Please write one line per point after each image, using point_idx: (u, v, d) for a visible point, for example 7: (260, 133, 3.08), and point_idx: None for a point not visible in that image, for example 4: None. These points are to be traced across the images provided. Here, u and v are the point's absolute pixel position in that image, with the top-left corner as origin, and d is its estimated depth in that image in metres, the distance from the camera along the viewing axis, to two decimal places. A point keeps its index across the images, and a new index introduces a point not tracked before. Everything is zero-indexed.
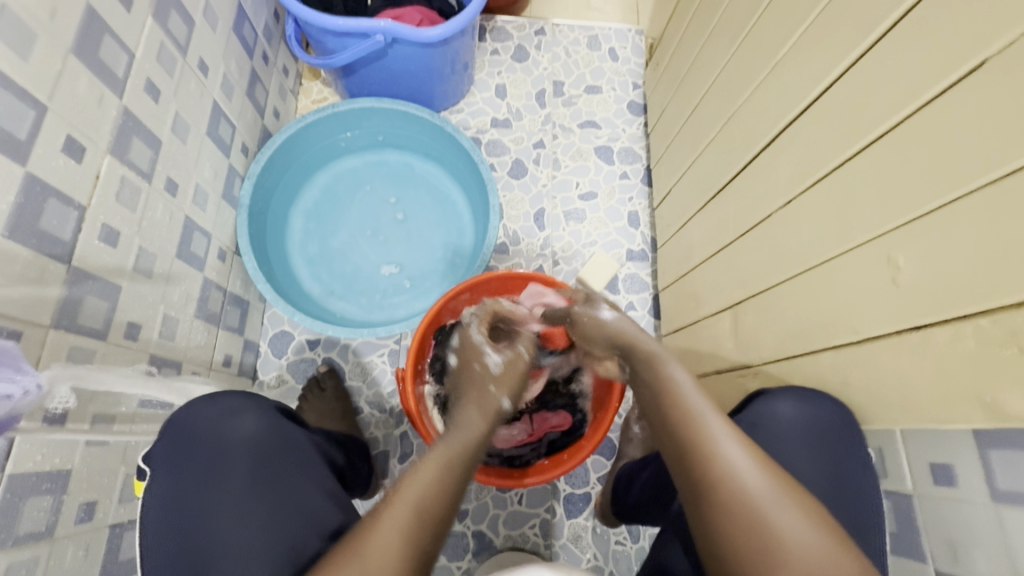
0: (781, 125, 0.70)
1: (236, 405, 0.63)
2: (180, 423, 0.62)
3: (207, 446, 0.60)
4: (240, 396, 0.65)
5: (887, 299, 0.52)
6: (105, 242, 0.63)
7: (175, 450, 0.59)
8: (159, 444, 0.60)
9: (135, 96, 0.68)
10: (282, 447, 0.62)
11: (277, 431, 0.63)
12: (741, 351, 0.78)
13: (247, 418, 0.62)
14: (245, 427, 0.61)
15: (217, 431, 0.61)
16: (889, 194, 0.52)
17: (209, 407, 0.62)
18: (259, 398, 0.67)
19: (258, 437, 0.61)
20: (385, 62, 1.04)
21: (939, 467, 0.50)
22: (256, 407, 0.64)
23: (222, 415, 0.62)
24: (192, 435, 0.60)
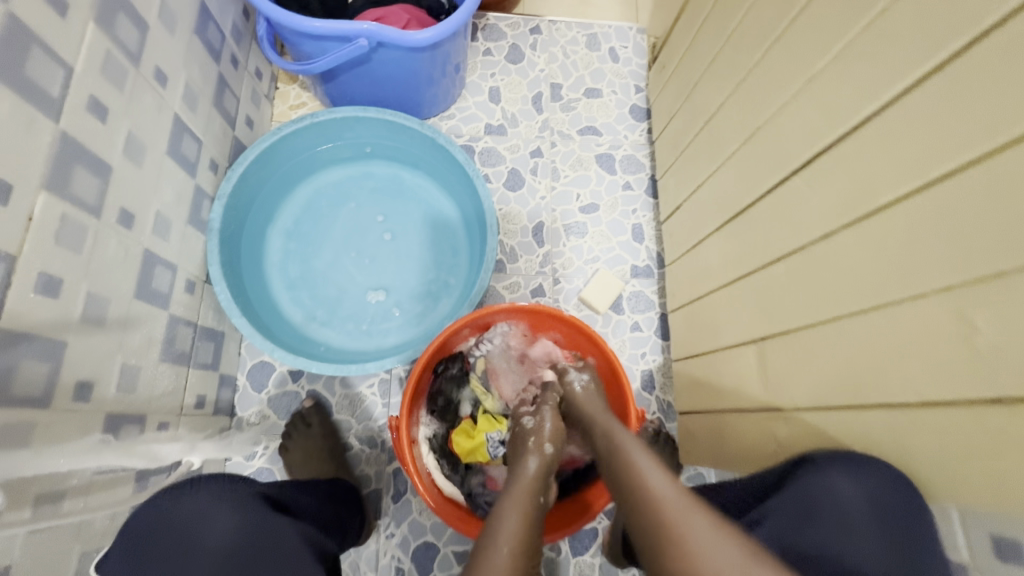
0: (818, 149, 0.63)
1: (209, 502, 0.51)
2: (149, 524, 0.50)
3: (177, 552, 0.47)
4: (218, 487, 0.53)
5: (958, 361, 0.46)
6: (43, 294, 0.53)
7: (128, 562, 0.48)
8: (117, 549, 0.49)
9: (77, 118, 0.58)
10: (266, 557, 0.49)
11: (258, 533, 0.50)
12: (769, 391, 0.72)
13: (223, 522, 0.50)
14: (219, 533, 0.49)
15: (183, 539, 0.48)
16: (960, 242, 0.45)
17: (187, 502, 0.51)
18: (238, 487, 0.55)
19: (233, 547, 0.48)
20: (368, 67, 0.94)
21: (1002, 542, 0.45)
22: (234, 504, 0.52)
23: (191, 516, 0.50)
24: (157, 538, 0.48)
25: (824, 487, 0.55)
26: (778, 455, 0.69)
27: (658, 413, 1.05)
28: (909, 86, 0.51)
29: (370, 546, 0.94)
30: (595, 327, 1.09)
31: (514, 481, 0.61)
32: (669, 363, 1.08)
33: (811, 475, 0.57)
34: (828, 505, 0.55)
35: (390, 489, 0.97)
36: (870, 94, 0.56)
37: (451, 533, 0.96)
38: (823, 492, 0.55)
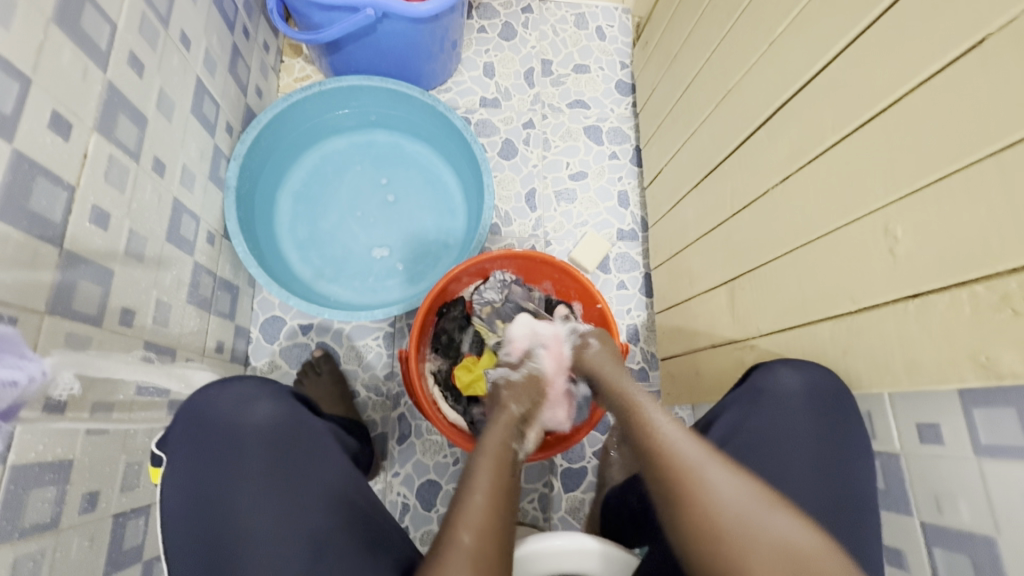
0: (776, 104, 0.72)
1: (251, 392, 0.63)
2: (202, 407, 0.61)
3: (228, 430, 0.60)
4: (255, 381, 0.65)
5: (884, 269, 0.55)
6: (95, 224, 0.61)
7: (189, 435, 0.60)
8: (176, 426, 0.61)
9: (119, 71, 0.65)
10: (301, 436, 0.61)
11: (294, 418, 0.62)
12: (737, 324, 0.81)
13: (265, 407, 0.62)
14: (261, 416, 0.61)
15: (233, 419, 0.60)
16: (886, 169, 0.54)
17: (227, 392, 0.62)
18: (273, 384, 0.66)
19: (275, 426, 0.61)
20: (372, 39, 1.01)
21: (925, 427, 0.56)
22: (272, 395, 0.64)
23: (237, 402, 0.62)
24: (209, 419, 0.60)
25: (772, 378, 0.68)
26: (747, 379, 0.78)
27: (643, 363, 1.14)
28: (848, 43, 0.60)
29: (377, 484, 1.01)
30: None
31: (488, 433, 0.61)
32: (652, 318, 1.17)
33: (760, 372, 0.69)
34: (774, 394, 0.67)
35: (395, 432, 1.04)
36: (818, 52, 0.64)
37: (452, 472, 1.03)
38: (769, 383, 0.67)
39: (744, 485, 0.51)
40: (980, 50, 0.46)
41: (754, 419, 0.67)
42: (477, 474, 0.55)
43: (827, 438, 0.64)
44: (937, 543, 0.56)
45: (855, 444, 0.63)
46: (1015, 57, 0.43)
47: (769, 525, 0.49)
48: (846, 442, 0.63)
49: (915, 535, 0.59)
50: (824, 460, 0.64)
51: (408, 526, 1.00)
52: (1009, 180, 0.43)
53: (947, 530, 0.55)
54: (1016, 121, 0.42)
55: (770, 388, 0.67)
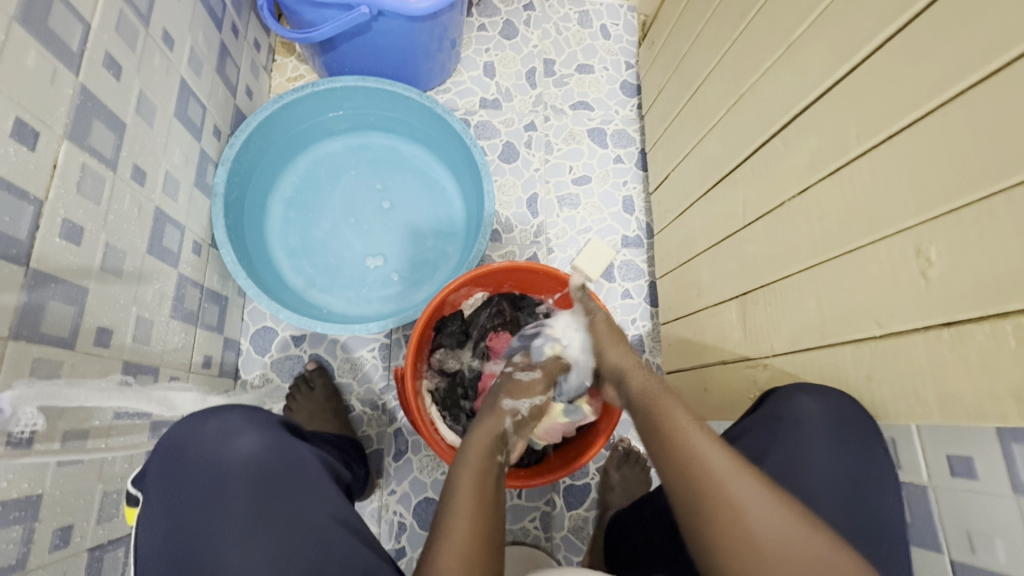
0: (794, 111, 0.68)
1: (235, 423, 0.59)
2: (183, 442, 0.57)
3: (208, 467, 0.55)
4: (240, 411, 0.61)
5: (915, 293, 0.51)
6: (67, 239, 0.56)
7: (167, 475, 0.56)
8: (154, 463, 0.57)
9: (93, 73, 0.60)
10: (289, 471, 0.57)
11: (281, 450, 0.58)
12: (749, 342, 0.77)
13: (249, 439, 0.57)
14: (245, 448, 0.56)
15: (215, 454, 0.56)
16: (919, 185, 0.50)
17: (210, 424, 0.58)
18: (258, 413, 0.63)
19: (259, 460, 0.56)
20: (367, 37, 0.97)
21: (956, 459, 0.52)
22: (258, 425, 0.59)
23: (220, 435, 0.57)
24: (188, 455, 0.56)
25: (789, 408, 0.63)
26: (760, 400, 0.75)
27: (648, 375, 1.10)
28: (877, 47, 0.56)
29: (372, 503, 0.97)
30: None
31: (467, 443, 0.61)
32: (657, 328, 1.13)
33: (778, 399, 0.65)
34: (793, 426, 0.62)
35: (391, 449, 1.00)
36: (842, 56, 0.60)
37: None
38: (788, 414, 0.63)
39: (753, 486, 0.48)
40: None
41: (773, 450, 0.63)
42: (456, 502, 0.53)
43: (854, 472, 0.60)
44: None
45: (882, 475, 0.58)
46: None
47: (774, 530, 0.46)
48: (871, 475, 0.59)
49: (944, 572, 0.55)
50: (851, 497, 0.59)
51: (404, 546, 0.96)
52: None
53: (981, 571, 0.51)
54: None
55: (792, 419, 0.62)
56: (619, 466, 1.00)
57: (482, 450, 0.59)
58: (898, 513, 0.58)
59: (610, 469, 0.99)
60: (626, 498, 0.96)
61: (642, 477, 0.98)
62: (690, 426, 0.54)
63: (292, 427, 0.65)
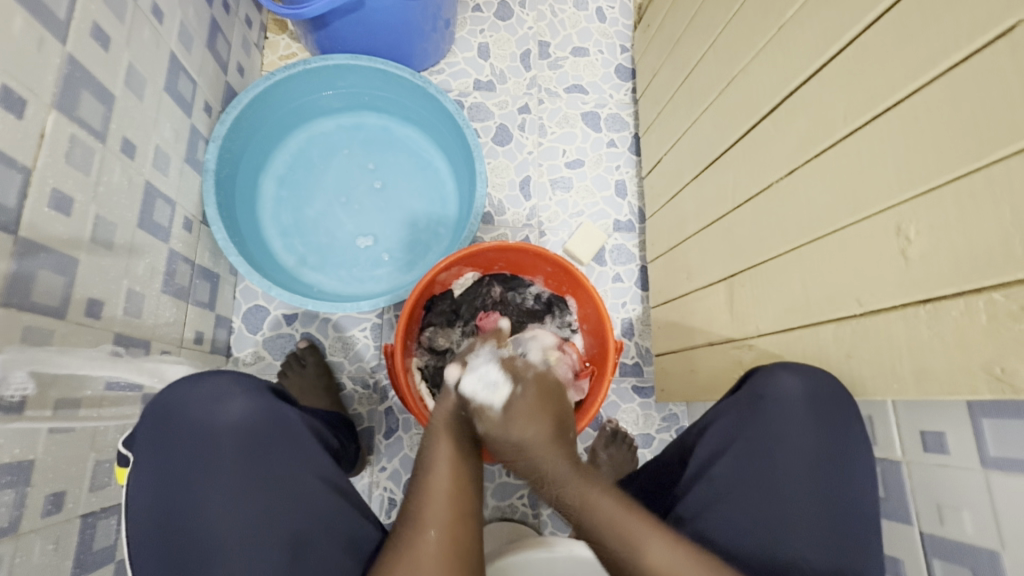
0: (783, 94, 0.69)
1: (226, 387, 0.59)
2: (175, 402, 0.57)
3: (200, 429, 0.56)
4: (230, 376, 0.61)
5: (894, 272, 0.52)
6: (57, 210, 0.56)
7: (157, 435, 0.56)
8: (142, 426, 0.57)
9: (82, 43, 0.60)
10: (278, 436, 0.58)
11: (271, 416, 0.59)
12: (735, 323, 0.78)
13: (238, 403, 0.58)
14: (234, 413, 0.57)
15: (206, 417, 0.56)
16: (901, 166, 0.51)
17: (202, 388, 0.58)
18: (248, 378, 0.62)
19: (249, 424, 0.57)
20: (361, 15, 0.96)
21: (929, 435, 0.54)
22: (248, 391, 0.59)
23: (211, 399, 0.57)
24: (179, 417, 0.56)
25: (772, 384, 0.63)
26: None
27: (638, 358, 1.12)
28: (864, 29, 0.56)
29: (363, 478, 0.99)
30: None
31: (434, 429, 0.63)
32: (648, 312, 1.15)
33: (760, 377, 0.65)
34: (775, 403, 0.62)
35: (381, 427, 1.01)
36: (832, 37, 0.61)
37: None
38: (770, 390, 0.63)
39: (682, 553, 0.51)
40: (1010, 38, 0.42)
41: (754, 426, 0.63)
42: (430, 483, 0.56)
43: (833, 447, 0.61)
44: (936, 554, 0.54)
45: (857, 451, 0.60)
46: None
47: None
48: (850, 451, 0.60)
49: (914, 544, 0.57)
50: (829, 472, 0.60)
51: (395, 521, 0.98)
52: None
53: (949, 542, 0.53)
54: None
55: (774, 395, 0.63)
56: (606, 446, 1.02)
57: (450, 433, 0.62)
58: (872, 487, 0.60)
59: (597, 449, 1.01)
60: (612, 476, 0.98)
61: (628, 458, 1.01)
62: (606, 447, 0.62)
63: (279, 393, 0.65)
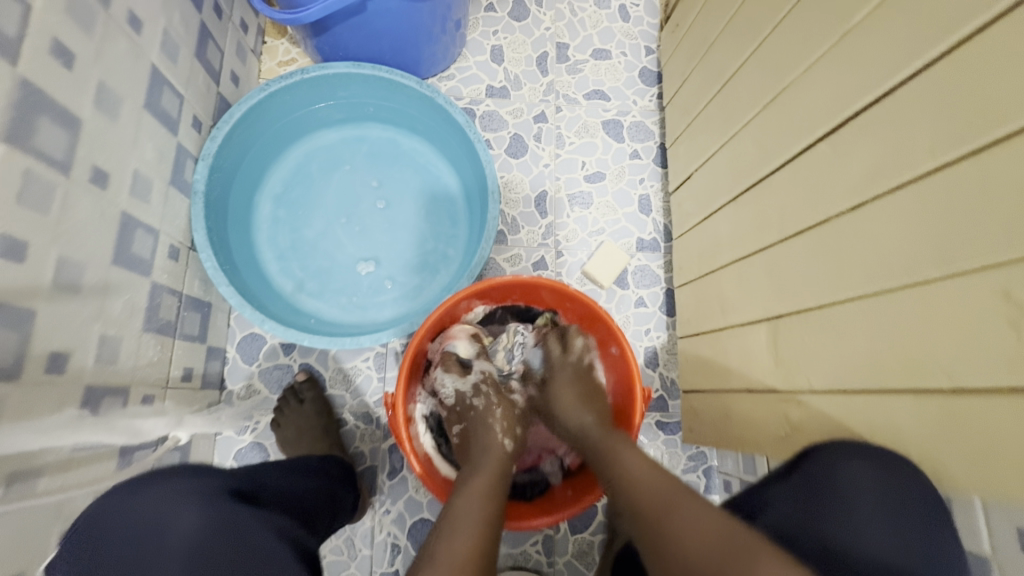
0: (847, 114, 0.59)
1: (177, 495, 0.50)
2: (111, 513, 0.49)
3: (134, 548, 0.46)
4: (187, 480, 0.52)
5: (998, 344, 0.42)
6: (8, 257, 0.49)
7: (84, 555, 0.47)
8: (68, 547, 0.48)
9: (39, 63, 0.52)
10: (227, 558, 0.47)
11: (225, 523, 0.49)
12: (780, 371, 0.69)
13: (189, 512, 0.49)
14: (181, 527, 0.48)
15: (146, 530, 0.47)
16: (1011, 214, 0.41)
17: (149, 495, 0.50)
18: (209, 481, 0.54)
19: (193, 540, 0.47)
20: (364, 19, 0.88)
21: None
22: (201, 499, 0.50)
23: (157, 508, 0.49)
24: (112, 531, 0.48)
25: (829, 469, 0.55)
26: (790, 437, 0.67)
27: (661, 391, 1.03)
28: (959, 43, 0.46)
29: (365, 522, 0.92)
30: (598, 301, 1.05)
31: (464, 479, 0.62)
32: (674, 339, 1.05)
33: (819, 459, 0.57)
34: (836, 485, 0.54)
35: (385, 466, 0.94)
36: (915, 51, 0.51)
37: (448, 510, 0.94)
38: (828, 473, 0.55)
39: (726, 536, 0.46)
40: None
41: (808, 513, 0.54)
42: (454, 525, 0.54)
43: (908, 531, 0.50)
44: None
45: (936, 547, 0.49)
46: None
47: None
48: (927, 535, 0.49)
49: None
50: (903, 568, 0.48)
51: (398, 569, 0.91)
52: None
53: None
54: None
55: (833, 477, 0.55)
56: None
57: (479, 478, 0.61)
58: None
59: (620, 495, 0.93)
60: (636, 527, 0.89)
61: None
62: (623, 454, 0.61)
63: (248, 495, 0.57)
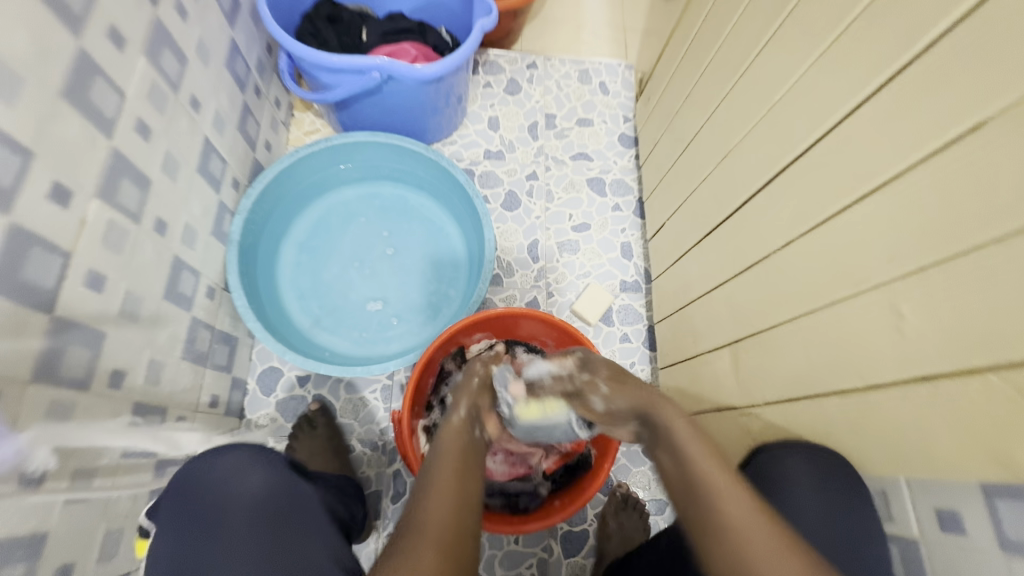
0: (776, 170, 0.71)
1: (242, 462, 0.60)
2: (184, 493, 0.58)
3: (214, 505, 0.56)
4: (250, 451, 0.63)
5: (891, 345, 0.52)
6: (90, 288, 0.61)
7: (179, 506, 0.57)
8: (166, 497, 0.59)
9: (126, 138, 0.66)
10: (287, 516, 0.57)
11: (286, 488, 0.60)
12: (741, 389, 0.78)
13: (257, 476, 0.59)
14: (254, 483, 0.58)
15: (222, 488, 0.58)
16: (890, 244, 0.52)
17: (221, 462, 0.60)
18: (267, 453, 0.64)
19: (264, 495, 0.58)
20: (379, 97, 1.03)
21: (946, 513, 0.50)
22: (264, 463, 0.61)
23: (227, 474, 0.59)
24: (196, 487, 0.58)
25: (780, 457, 0.64)
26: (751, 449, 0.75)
27: None
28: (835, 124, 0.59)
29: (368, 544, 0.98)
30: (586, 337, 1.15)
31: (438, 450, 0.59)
32: (656, 373, 1.14)
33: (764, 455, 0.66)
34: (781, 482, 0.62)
35: (389, 490, 1.01)
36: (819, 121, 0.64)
37: None
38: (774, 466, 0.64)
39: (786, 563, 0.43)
40: (978, 134, 0.43)
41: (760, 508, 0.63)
42: (426, 500, 0.52)
43: (831, 507, 0.59)
44: None
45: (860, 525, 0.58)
46: (1016, 146, 0.41)
47: None
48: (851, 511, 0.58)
49: None
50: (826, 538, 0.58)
51: None
52: (1016, 270, 0.40)
53: None
54: (1018, 208, 0.40)
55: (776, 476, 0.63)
56: (616, 513, 1.01)
57: (454, 455, 0.58)
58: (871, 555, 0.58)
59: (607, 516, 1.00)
60: (622, 548, 0.97)
61: (639, 526, 0.99)
62: (685, 437, 0.55)
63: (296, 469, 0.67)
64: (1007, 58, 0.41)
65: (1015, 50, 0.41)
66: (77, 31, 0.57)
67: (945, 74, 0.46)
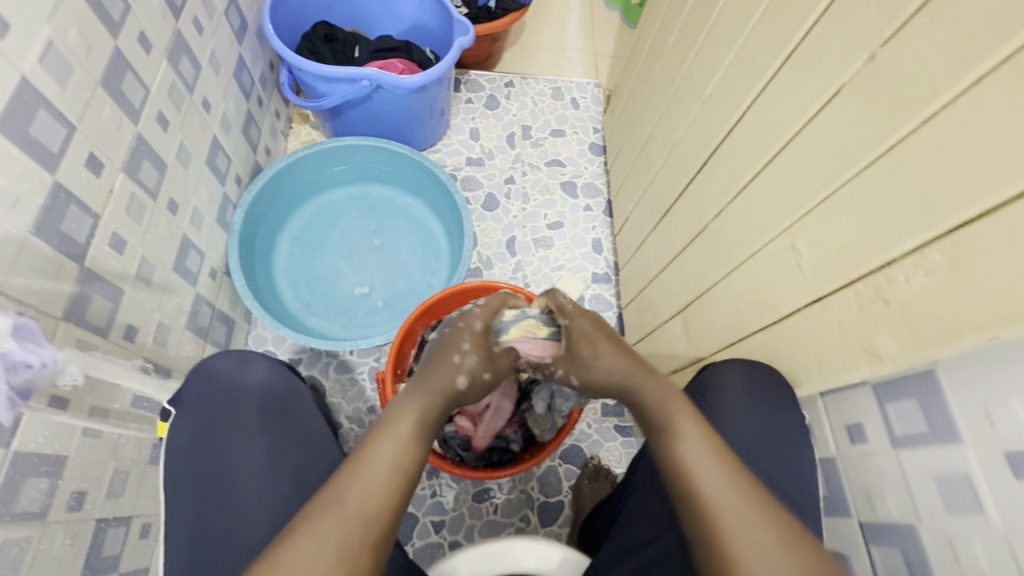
0: (707, 152, 0.83)
1: (246, 357, 0.71)
2: (200, 386, 0.68)
3: (228, 391, 0.68)
4: (250, 351, 0.73)
5: (795, 279, 0.62)
6: (112, 248, 0.70)
7: (197, 393, 0.68)
8: (183, 388, 0.69)
9: (148, 125, 0.77)
10: (290, 399, 0.70)
11: (286, 378, 0.72)
12: (692, 349, 0.87)
13: (263, 370, 0.70)
14: (258, 374, 0.70)
15: (233, 381, 0.69)
16: (789, 195, 0.63)
17: (225, 359, 0.70)
18: (279, 364, 0.73)
19: (271, 384, 0.70)
20: (369, 105, 1.16)
21: (853, 427, 0.60)
22: (266, 358, 0.72)
23: (235, 365, 0.70)
24: (211, 382, 0.68)
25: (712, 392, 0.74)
26: None
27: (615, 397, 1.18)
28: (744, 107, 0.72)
29: None
30: None
31: (407, 396, 0.58)
32: None
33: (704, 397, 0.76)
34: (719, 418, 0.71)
35: None
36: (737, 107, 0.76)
37: (428, 505, 1.07)
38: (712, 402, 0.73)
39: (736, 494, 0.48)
40: (839, 96, 0.55)
41: None
42: (374, 443, 0.51)
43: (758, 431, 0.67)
44: (874, 540, 0.58)
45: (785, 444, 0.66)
46: (859, 102, 0.52)
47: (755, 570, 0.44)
48: (775, 427, 0.68)
49: (854, 532, 0.61)
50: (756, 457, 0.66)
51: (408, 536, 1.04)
52: (867, 196, 0.51)
53: (881, 526, 0.57)
54: (866, 147, 0.51)
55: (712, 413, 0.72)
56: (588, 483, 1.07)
57: (417, 408, 0.56)
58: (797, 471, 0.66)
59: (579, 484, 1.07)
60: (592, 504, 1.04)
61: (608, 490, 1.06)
62: (673, 407, 0.57)
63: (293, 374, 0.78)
64: (847, 37, 0.53)
65: (853, 30, 0.53)
66: (116, 34, 0.69)
67: (812, 54, 0.58)
